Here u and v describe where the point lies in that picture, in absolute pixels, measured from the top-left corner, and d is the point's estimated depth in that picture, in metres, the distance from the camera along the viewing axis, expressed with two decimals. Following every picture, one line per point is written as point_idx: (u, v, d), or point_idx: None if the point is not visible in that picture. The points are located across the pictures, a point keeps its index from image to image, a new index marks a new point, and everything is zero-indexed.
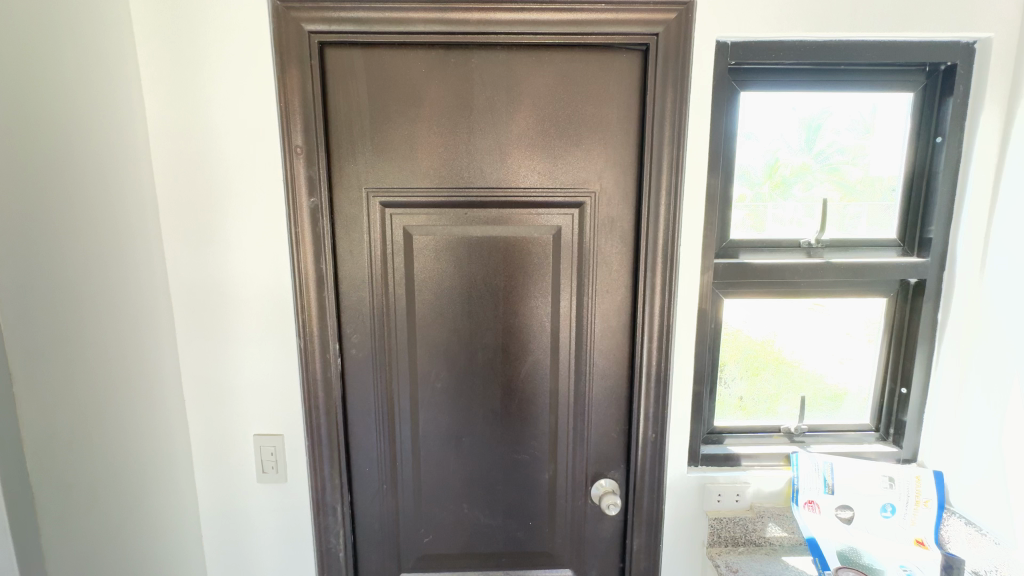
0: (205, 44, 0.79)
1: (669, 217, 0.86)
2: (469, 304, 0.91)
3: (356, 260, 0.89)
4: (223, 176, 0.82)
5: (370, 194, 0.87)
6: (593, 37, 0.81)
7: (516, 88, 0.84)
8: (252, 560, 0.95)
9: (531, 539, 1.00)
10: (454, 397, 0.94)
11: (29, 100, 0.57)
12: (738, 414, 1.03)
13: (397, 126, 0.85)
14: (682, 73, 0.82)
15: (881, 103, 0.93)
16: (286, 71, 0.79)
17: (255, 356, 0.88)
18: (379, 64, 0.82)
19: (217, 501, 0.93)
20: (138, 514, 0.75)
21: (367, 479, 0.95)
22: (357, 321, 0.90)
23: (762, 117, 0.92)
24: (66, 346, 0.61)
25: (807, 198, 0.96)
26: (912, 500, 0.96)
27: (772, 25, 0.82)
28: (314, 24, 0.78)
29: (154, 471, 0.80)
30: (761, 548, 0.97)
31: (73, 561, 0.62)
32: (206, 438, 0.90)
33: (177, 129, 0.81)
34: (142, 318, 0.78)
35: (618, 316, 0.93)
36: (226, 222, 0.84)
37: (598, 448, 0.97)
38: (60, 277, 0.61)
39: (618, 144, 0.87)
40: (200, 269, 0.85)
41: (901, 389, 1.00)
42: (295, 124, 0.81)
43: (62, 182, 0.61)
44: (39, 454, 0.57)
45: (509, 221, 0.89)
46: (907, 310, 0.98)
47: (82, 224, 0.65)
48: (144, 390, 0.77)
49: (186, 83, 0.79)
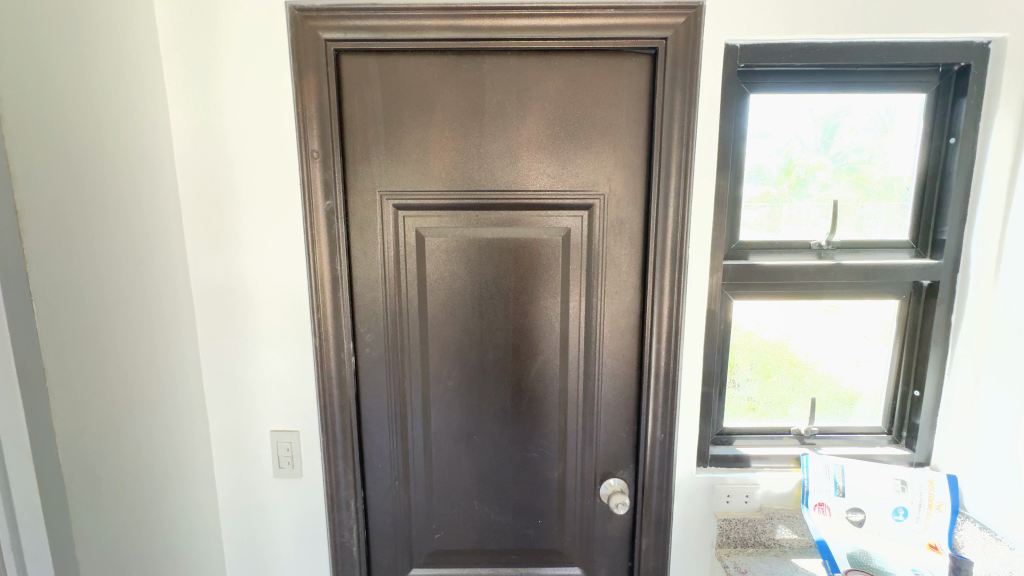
0: (224, 50, 0.81)
1: (678, 220, 0.87)
2: (480, 305, 0.93)
3: (370, 261, 0.91)
4: (242, 179, 0.85)
5: (383, 197, 0.89)
6: (602, 42, 0.82)
7: (526, 94, 0.86)
8: (269, 553, 0.98)
9: (541, 537, 1.01)
10: (464, 396, 0.95)
11: (59, 114, 0.60)
12: (751, 414, 1.03)
13: (410, 131, 0.87)
14: (691, 76, 0.83)
15: (898, 103, 0.93)
16: (303, 79, 0.82)
17: (271, 354, 0.91)
18: (394, 70, 0.84)
19: (235, 496, 0.96)
20: (161, 506, 0.78)
21: (380, 476, 0.98)
22: (371, 320, 0.92)
23: (774, 117, 0.92)
24: (94, 344, 0.65)
25: (823, 198, 0.96)
26: (925, 503, 0.95)
27: (783, 27, 0.83)
28: (330, 32, 0.81)
29: (176, 463, 0.83)
30: (771, 550, 0.97)
31: (100, 550, 0.65)
32: (224, 433, 0.93)
33: (199, 133, 0.84)
34: (168, 316, 0.81)
35: (627, 317, 0.93)
36: (243, 225, 0.86)
37: (606, 448, 0.98)
38: (80, 279, 0.62)
39: (627, 146, 0.88)
40: (220, 270, 0.88)
41: (914, 392, 0.99)
42: (312, 129, 0.83)
43: (90, 188, 0.64)
44: (71, 448, 0.60)
45: (519, 223, 0.91)
46: (920, 311, 0.97)
47: (102, 226, 0.66)
48: (164, 386, 0.80)
49: (206, 87, 0.82)
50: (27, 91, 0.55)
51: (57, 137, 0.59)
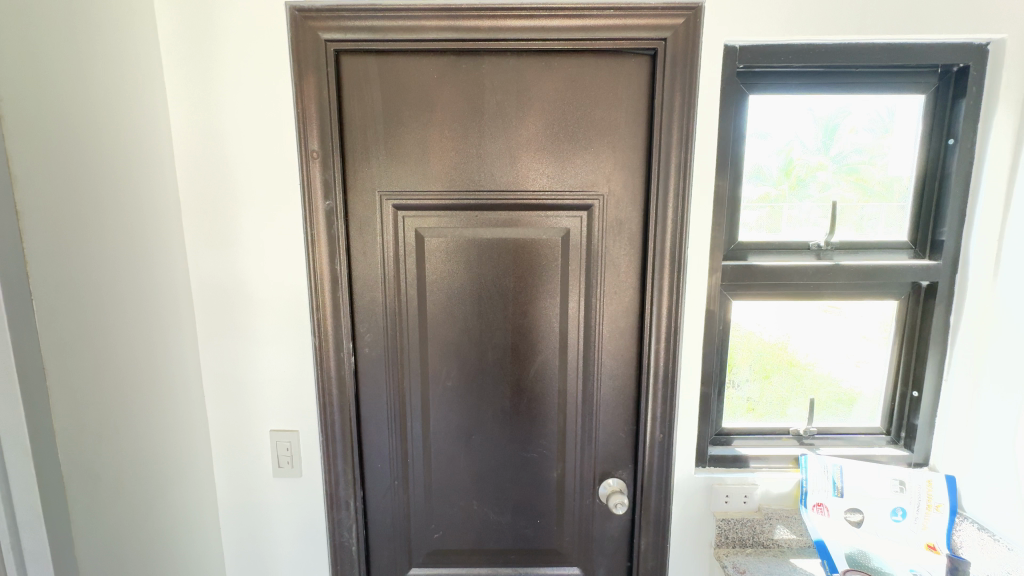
0: (224, 51, 0.82)
1: (677, 220, 0.87)
2: (479, 305, 0.93)
3: (369, 261, 0.91)
4: (242, 179, 0.85)
5: (383, 197, 0.89)
6: (602, 43, 0.83)
7: (526, 93, 0.86)
8: (269, 553, 0.98)
9: (540, 537, 1.01)
10: (463, 396, 0.96)
11: (59, 114, 0.60)
12: (750, 414, 1.03)
13: (410, 131, 0.87)
14: (690, 76, 0.83)
15: (898, 104, 0.93)
16: (303, 79, 0.82)
17: (271, 354, 0.91)
18: (393, 70, 0.85)
19: (235, 496, 0.96)
20: (160, 505, 0.78)
21: (379, 476, 0.98)
22: (370, 320, 0.92)
23: (774, 117, 0.93)
24: (94, 343, 0.65)
25: (823, 198, 0.96)
26: (923, 504, 0.95)
27: (782, 28, 0.83)
28: (330, 33, 0.81)
29: (176, 462, 0.83)
30: (769, 550, 0.97)
31: (99, 550, 0.65)
32: (224, 432, 0.94)
33: (199, 133, 0.84)
34: (167, 315, 0.81)
35: (626, 317, 0.93)
36: (243, 224, 0.87)
37: (605, 448, 0.98)
38: (79, 279, 0.62)
39: (626, 147, 0.88)
40: (220, 269, 0.88)
41: (912, 393, 0.99)
42: (312, 129, 0.83)
43: (90, 187, 0.64)
44: (71, 447, 0.60)
45: (519, 223, 0.91)
46: (918, 312, 0.97)
47: (102, 226, 0.66)
48: (164, 385, 0.80)
49: (206, 87, 0.83)
50: (27, 92, 0.55)
51: (57, 137, 0.59)
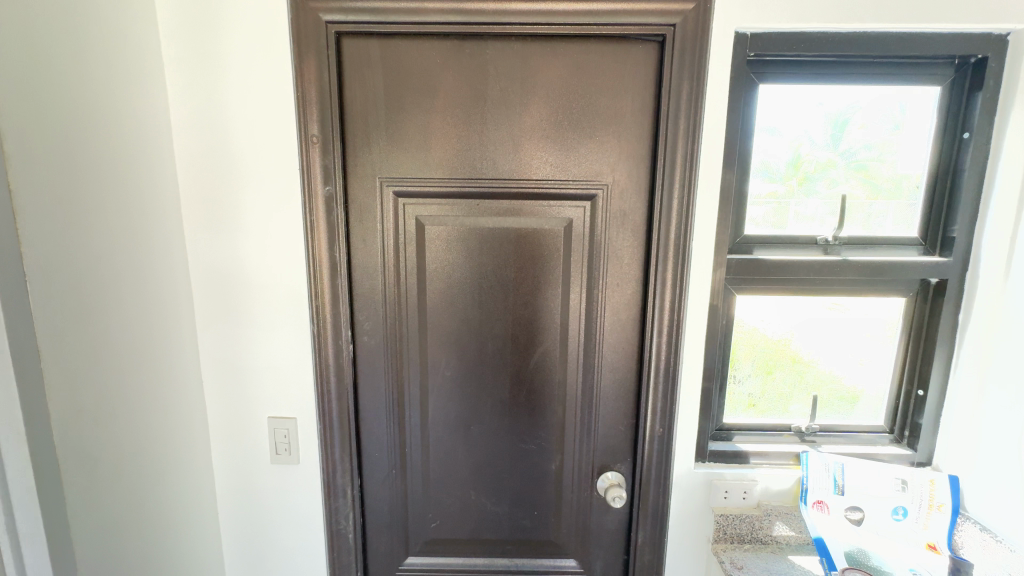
0: (224, 32, 0.80)
1: (682, 213, 0.85)
2: (480, 295, 0.92)
3: (369, 248, 0.90)
4: (242, 164, 0.84)
5: (384, 183, 0.88)
6: (609, 29, 0.81)
7: (530, 81, 0.84)
8: (267, 539, 0.98)
9: (537, 528, 1.01)
10: (462, 385, 0.95)
11: (54, 91, 0.59)
12: (751, 411, 1.02)
13: (411, 118, 0.85)
14: (699, 64, 0.81)
15: (913, 97, 0.91)
16: (303, 62, 0.80)
17: (270, 340, 0.90)
18: (396, 55, 0.83)
19: (233, 482, 0.96)
20: (159, 489, 0.78)
21: (378, 464, 0.98)
22: (369, 308, 0.92)
23: (784, 109, 0.90)
24: (90, 324, 0.64)
25: (831, 195, 0.94)
26: (925, 504, 0.94)
27: (794, 16, 0.81)
28: (331, 14, 0.79)
29: (174, 447, 0.83)
30: (768, 546, 0.97)
31: (94, 530, 0.65)
32: (222, 419, 0.93)
33: (199, 116, 0.83)
34: (165, 300, 0.81)
35: (628, 310, 0.92)
36: (242, 210, 0.86)
37: (604, 441, 0.97)
38: (75, 260, 0.62)
39: (631, 137, 0.86)
40: (218, 255, 0.87)
41: (917, 391, 0.98)
42: (311, 114, 0.82)
43: (87, 168, 0.64)
44: (65, 426, 0.60)
45: (521, 212, 0.89)
46: (926, 309, 0.95)
47: (98, 208, 0.66)
48: (162, 371, 0.80)
49: (205, 70, 0.81)
50: (21, 68, 0.54)
51: (53, 114, 0.58)
